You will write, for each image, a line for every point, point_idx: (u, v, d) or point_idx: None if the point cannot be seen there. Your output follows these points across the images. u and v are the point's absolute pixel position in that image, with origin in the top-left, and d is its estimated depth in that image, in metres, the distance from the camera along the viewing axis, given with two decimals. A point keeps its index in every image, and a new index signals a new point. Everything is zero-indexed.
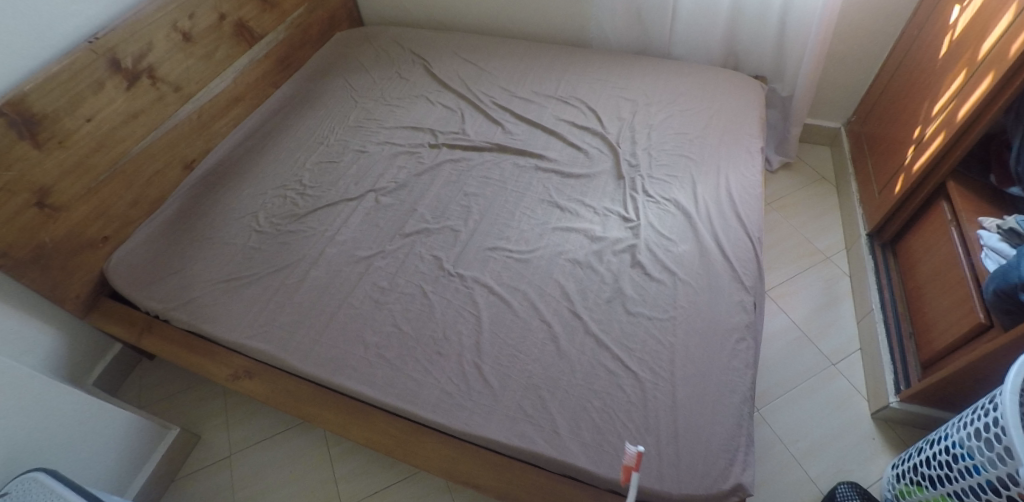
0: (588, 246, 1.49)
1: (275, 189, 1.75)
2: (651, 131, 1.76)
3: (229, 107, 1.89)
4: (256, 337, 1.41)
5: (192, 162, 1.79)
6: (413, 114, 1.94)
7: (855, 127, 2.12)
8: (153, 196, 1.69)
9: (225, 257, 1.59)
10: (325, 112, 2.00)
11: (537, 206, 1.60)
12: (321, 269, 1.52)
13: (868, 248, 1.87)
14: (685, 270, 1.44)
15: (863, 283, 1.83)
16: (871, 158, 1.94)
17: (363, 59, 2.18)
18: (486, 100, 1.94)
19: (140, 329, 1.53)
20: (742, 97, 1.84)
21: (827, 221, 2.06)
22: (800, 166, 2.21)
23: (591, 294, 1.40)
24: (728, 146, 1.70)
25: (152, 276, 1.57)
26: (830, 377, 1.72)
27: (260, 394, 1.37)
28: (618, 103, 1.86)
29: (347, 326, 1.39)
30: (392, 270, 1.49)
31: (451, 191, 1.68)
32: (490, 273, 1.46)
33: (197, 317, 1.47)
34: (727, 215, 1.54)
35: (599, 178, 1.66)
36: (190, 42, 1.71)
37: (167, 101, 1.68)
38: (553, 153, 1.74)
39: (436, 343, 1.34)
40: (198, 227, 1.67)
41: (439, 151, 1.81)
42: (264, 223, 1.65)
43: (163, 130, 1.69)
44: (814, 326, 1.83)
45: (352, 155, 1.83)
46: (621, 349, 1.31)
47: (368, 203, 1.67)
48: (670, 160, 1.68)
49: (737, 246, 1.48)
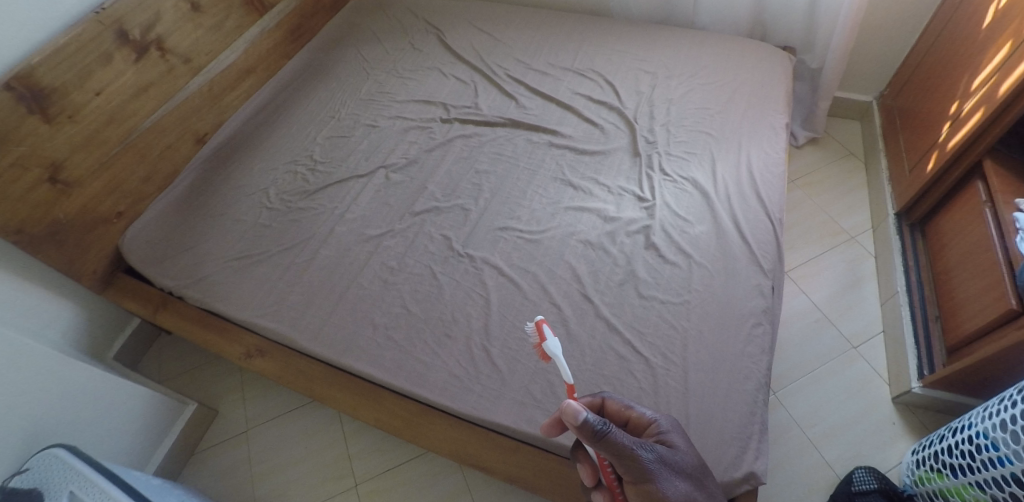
0: (601, 226, 1.45)
1: (285, 165, 1.74)
2: (671, 105, 1.70)
3: (240, 79, 1.86)
4: (266, 316, 1.41)
5: (204, 136, 1.78)
6: (425, 87, 1.90)
7: (887, 100, 2.02)
8: (166, 172, 1.69)
9: (236, 234, 1.59)
10: (336, 84, 1.96)
11: (550, 184, 1.56)
12: (331, 247, 1.51)
13: (896, 228, 1.80)
14: (700, 252, 1.39)
15: (889, 266, 1.76)
16: (904, 133, 1.85)
17: (375, 29, 2.12)
18: (500, 73, 1.88)
19: (155, 305, 1.54)
20: (768, 69, 1.76)
21: (854, 199, 1.98)
22: (827, 142, 2.12)
23: (602, 276, 1.36)
24: (751, 121, 1.63)
25: (165, 252, 1.58)
26: (849, 362, 1.68)
27: (273, 373, 1.39)
28: (637, 75, 1.80)
29: (356, 306, 1.39)
30: (401, 250, 1.47)
31: (462, 168, 1.64)
32: (501, 254, 1.43)
33: (208, 295, 1.48)
34: (746, 195, 1.48)
35: (615, 155, 1.60)
36: (198, 12, 1.68)
37: (177, 73, 1.66)
38: (568, 129, 1.69)
39: (445, 325, 1.32)
40: (210, 204, 1.66)
41: (451, 126, 1.77)
42: (274, 200, 1.65)
43: (174, 104, 1.67)
44: (835, 309, 1.77)
45: (363, 129, 1.80)
46: (633, 333, 1.28)
47: (378, 180, 1.65)
48: (689, 137, 1.62)
49: (756, 227, 1.42)
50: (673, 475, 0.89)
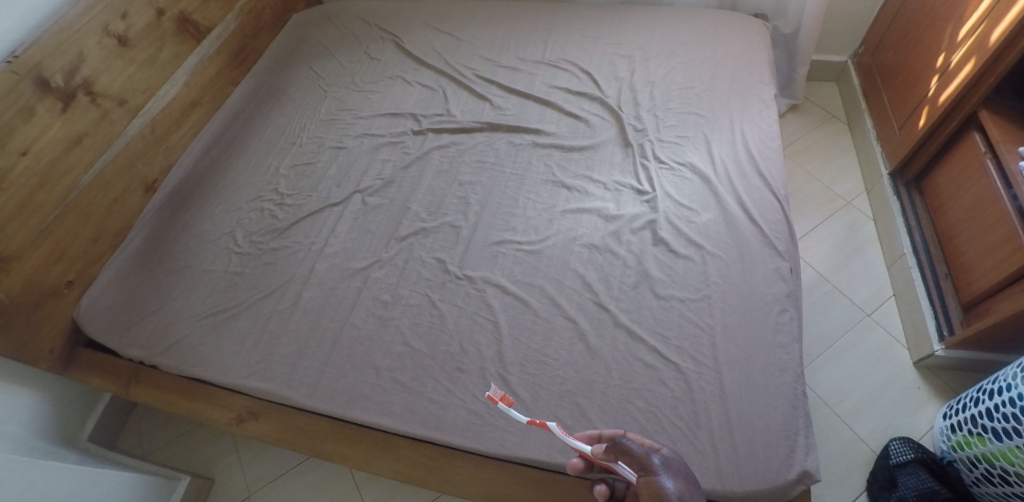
0: (603, 227, 1.35)
1: (250, 202, 1.60)
2: (654, 88, 1.62)
3: (186, 115, 1.70)
4: (255, 375, 1.29)
5: (154, 183, 1.62)
6: (390, 98, 1.77)
7: (863, 59, 1.99)
8: (117, 227, 1.53)
9: (207, 287, 1.45)
10: (294, 107, 1.82)
11: (541, 187, 1.46)
12: (315, 288, 1.39)
13: (892, 188, 1.75)
14: (711, 241, 1.31)
15: (891, 227, 1.72)
16: (889, 91, 1.81)
17: (327, 41, 1.98)
18: (468, 74, 1.77)
19: (125, 380, 1.40)
20: (746, 41, 1.70)
21: (843, 163, 1.95)
22: (808, 108, 2.10)
23: (614, 281, 1.27)
24: (740, 96, 1.57)
25: (129, 319, 1.43)
26: (865, 330, 1.63)
27: (270, 436, 1.26)
28: (613, 61, 1.71)
29: (353, 351, 1.27)
30: (393, 280, 1.36)
31: (444, 182, 1.53)
32: (501, 270, 1.32)
33: (186, 360, 1.35)
34: (748, 174, 1.40)
35: (604, 148, 1.51)
36: (127, 46, 1.51)
37: (114, 117, 1.50)
38: (551, 126, 1.59)
39: (454, 358, 1.22)
40: (172, 258, 1.52)
41: (425, 137, 1.65)
42: (243, 243, 1.51)
43: (114, 151, 1.50)
44: (843, 278, 1.72)
45: (329, 152, 1.67)
46: (658, 339, 1.18)
47: (355, 206, 1.52)
48: (678, 120, 1.54)
49: (764, 207, 1.35)
50: (676, 477, 0.83)
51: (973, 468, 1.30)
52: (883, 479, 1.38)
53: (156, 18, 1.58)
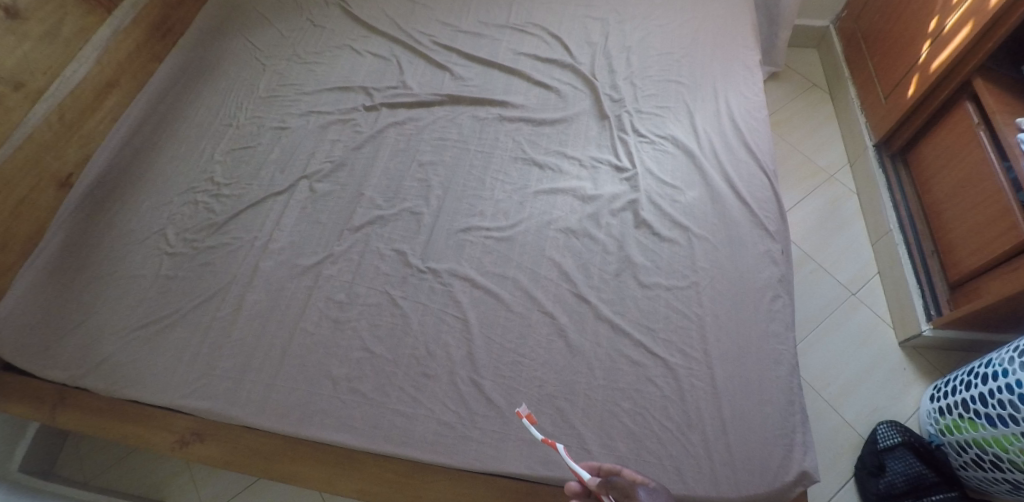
0: (580, 209, 1.23)
1: (181, 195, 1.43)
2: (630, 54, 1.49)
3: (103, 97, 1.50)
4: (194, 395, 1.16)
5: (69, 177, 1.42)
6: (339, 70, 1.59)
7: (846, 24, 1.92)
8: (28, 230, 1.34)
9: (137, 295, 1.29)
10: (231, 84, 1.63)
11: (510, 165, 1.33)
12: (260, 290, 1.24)
13: (877, 160, 1.68)
14: (697, 222, 1.20)
15: (875, 199, 1.65)
16: (875, 58, 1.73)
17: (265, 7, 1.78)
18: (425, 41, 1.60)
19: (49, 404, 1.23)
20: (725, 2, 1.58)
21: (825, 134, 1.87)
22: (788, 75, 2.01)
23: (594, 269, 1.15)
24: (722, 61, 1.46)
25: (49, 336, 1.27)
26: (852, 308, 1.55)
27: (218, 458, 1.13)
28: (584, 24, 1.57)
29: (305, 361, 1.14)
30: (348, 277, 1.22)
31: (402, 163, 1.38)
32: (469, 261, 1.19)
33: (114, 379, 1.20)
34: (733, 148, 1.30)
35: (579, 121, 1.38)
36: (16, 19, 1.31)
37: (8, 104, 1.30)
38: (519, 97, 1.45)
39: (420, 363, 1.09)
40: (95, 263, 1.35)
41: (379, 113, 1.48)
42: (176, 243, 1.35)
43: (14, 143, 1.30)
44: (827, 255, 1.64)
45: (271, 134, 1.50)
46: (644, 333, 1.07)
47: (302, 194, 1.36)
48: (658, 89, 1.42)
49: (752, 184, 1.25)
50: None
51: (961, 453, 1.25)
52: (872, 465, 1.32)
53: None
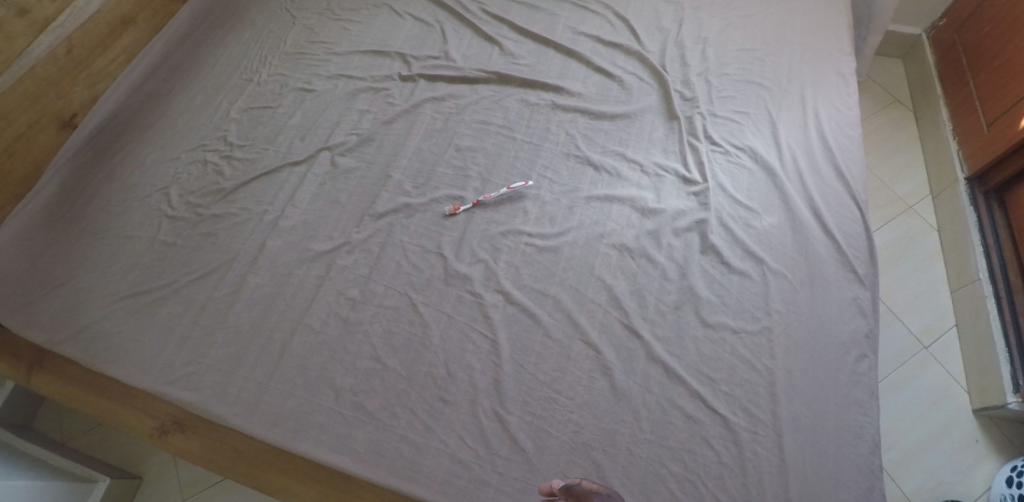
0: (638, 223, 1.06)
1: (190, 152, 1.28)
2: (706, 47, 1.30)
3: (116, 34, 1.35)
4: (179, 384, 1.01)
5: (73, 118, 1.27)
6: (376, 31, 1.42)
7: (943, 34, 1.71)
8: (21, 172, 1.19)
9: (129, 259, 1.15)
10: (256, 34, 1.48)
11: (560, 163, 1.15)
12: (264, 273, 1.09)
13: (968, 197, 1.49)
14: (775, 255, 1.03)
15: (961, 242, 1.46)
16: (979, 79, 1.52)
17: None
18: (473, 8, 1.42)
19: (25, 364, 1.11)
20: None
21: (905, 158, 1.67)
22: (869, 88, 1.81)
23: (649, 299, 0.99)
24: (813, 65, 1.26)
25: (28, 291, 1.13)
26: (921, 364, 1.39)
27: (198, 457, 0.99)
28: (656, 7, 1.38)
29: (306, 363, 0.99)
30: (364, 272, 1.07)
31: (437, 145, 1.21)
32: (505, 270, 1.04)
33: (92, 353, 1.06)
34: (820, 169, 1.12)
35: (643, 119, 1.20)
36: None
37: (11, 31, 1.16)
38: (575, 84, 1.27)
39: (437, 384, 0.95)
40: (90, 216, 1.22)
41: (416, 84, 1.31)
42: (178, 205, 1.20)
43: (13, 76, 1.16)
44: (899, 298, 1.47)
45: (294, 95, 1.34)
46: (703, 383, 0.92)
47: (322, 167, 1.21)
48: (736, 90, 1.23)
49: (840, 215, 1.07)
50: None
51: None
52: None
53: None
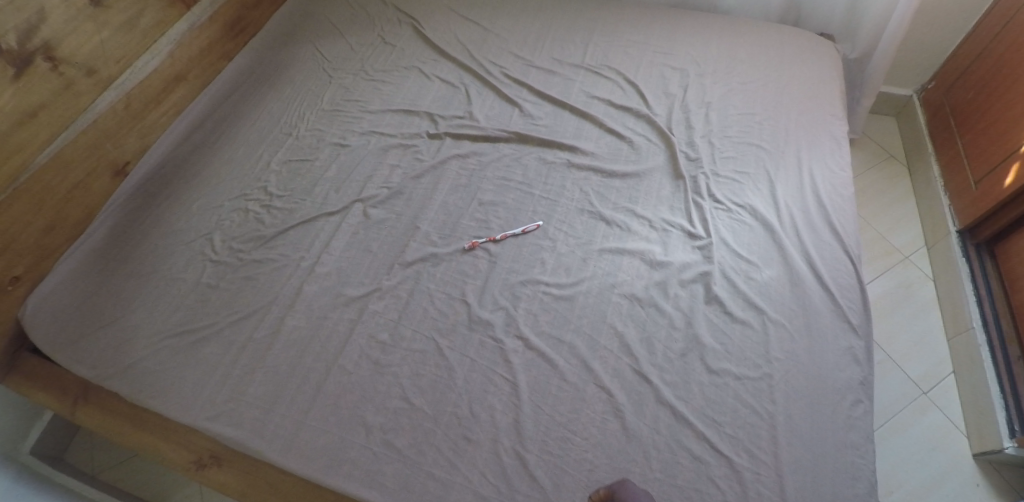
0: (647, 275, 1.15)
1: (233, 200, 1.39)
2: (709, 110, 1.41)
3: (169, 89, 1.49)
4: (219, 420, 1.08)
5: (125, 166, 1.40)
6: (405, 92, 1.55)
7: (932, 95, 1.82)
8: (76, 216, 1.31)
9: (174, 299, 1.24)
10: (294, 91, 1.61)
11: (575, 217, 1.25)
12: (301, 315, 1.18)
13: (960, 249, 1.57)
14: (774, 305, 1.11)
15: (956, 293, 1.54)
16: (966, 139, 1.62)
17: (337, 18, 1.78)
18: (495, 72, 1.56)
19: (72, 398, 1.20)
20: (815, 64, 1.50)
21: (900, 211, 1.77)
22: (865, 143, 1.92)
23: (658, 345, 1.07)
24: (807, 127, 1.37)
25: (80, 330, 1.23)
26: (921, 410, 1.45)
27: (233, 489, 1.06)
28: (663, 73, 1.50)
29: (339, 402, 1.07)
30: (393, 317, 1.15)
31: (462, 199, 1.31)
32: (524, 317, 1.12)
33: (139, 389, 1.14)
34: (816, 226, 1.20)
35: (651, 178, 1.30)
36: (99, 7, 1.29)
37: (79, 89, 1.28)
38: (589, 144, 1.38)
39: (462, 424, 1.02)
40: (138, 260, 1.32)
41: (442, 142, 1.43)
42: (221, 250, 1.30)
43: (77, 128, 1.29)
44: (898, 346, 1.54)
45: (330, 150, 1.45)
46: (708, 425, 0.99)
47: (355, 218, 1.31)
48: (738, 151, 1.33)
49: (835, 269, 1.15)
50: None
51: None
52: None
53: None
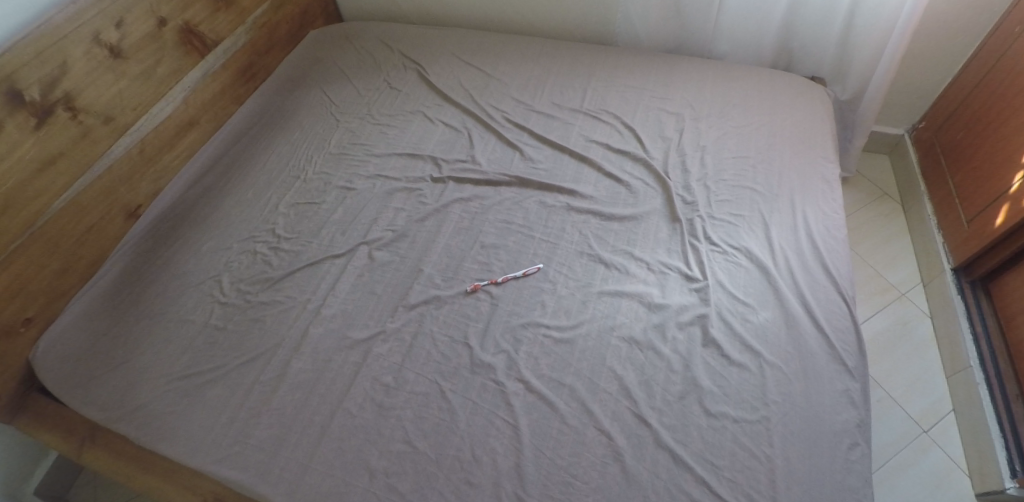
0: (645, 317, 1.18)
1: (241, 242, 1.43)
2: (705, 154, 1.46)
3: (182, 134, 1.54)
4: (225, 463, 1.09)
5: (137, 209, 1.45)
6: (410, 136, 1.60)
7: (923, 134, 1.87)
8: (88, 259, 1.35)
9: (182, 341, 1.27)
10: (302, 134, 1.66)
11: (575, 260, 1.28)
12: (307, 358, 1.20)
13: (955, 285, 1.59)
14: (771, 348, 1.13)
15: (953, 330, 1.55)
16: (957, 179, 1.66)
17: (345, 64, 1.85)
18: (497, 117, 1.61)
19: (78, 439, 1.22)
20: (807, 108, 1.55)
21: (895, 248, 1.80)
22: (859, 181, 1.96)
23: (657, 388, 1.09)
24: (800, 170, 1.41)
25: (89, 371, 1.24)
26: (922, 448, 1.45)
27: None
28: (660, 118, 1.55)
29: (343, 445, 1.08)
30: (397, 360, 1.18)
31: (464, 242, 1.35)
32: (526, 360, 1.14)
33: (145, 431, 1.15)
34: (811, 268, 1.23)
35: (649, 221, 1.34)
36: (119, 58, 1.35)
37: (97, 136, 1.33)
38: (588, 187, 1.42)
39: (463, 467, 1.03)
40: (147, 301, 1.34)
41: (445, 185, 1.47)
42: (229, 292, 1.33)
43: (94, 174, 1.33)
44: (897, 384, 1.55)
45: (336, 193, 1.50)
46: (707, 469, 1.01)
47: (360, 261, 1.34)
48: (733, 194, 1.37)
49: (830, 311, 1.17)
50: None
51: None
52: None
53: (156, 27, 1.42)
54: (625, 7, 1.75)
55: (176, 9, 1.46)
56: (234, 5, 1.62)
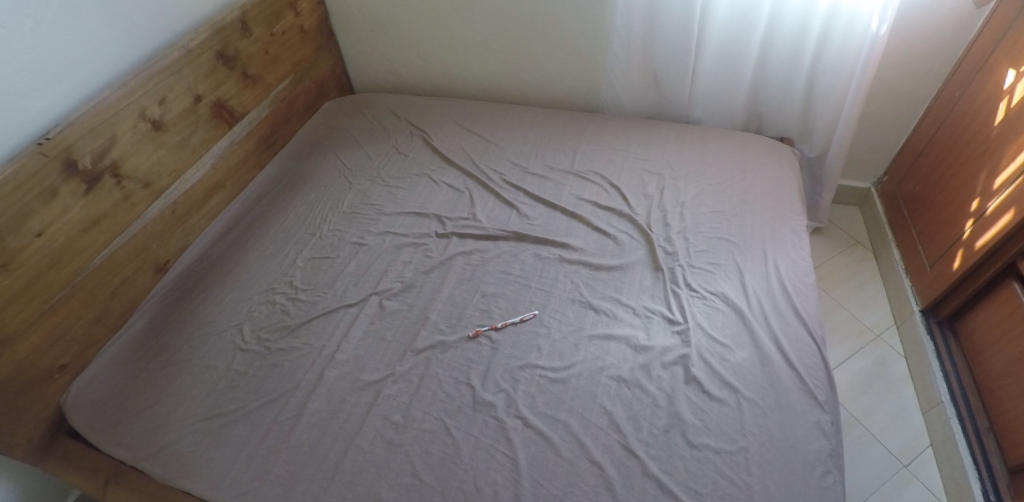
0: (632, 358, 1.29)
1: (261, 293, 1.55)
2: (684, 209, 1.60)
3: (208, 196, 1.70)
4: (245, 497, 1.18)
5: (166, 263, 1.59)
6: (416, 196, 1.76)
7: (887, 188, 2.03)
8: (120, 309, 1.47)
9: (206, 384, 1.37)
10: (317, 195, 1.82)
11: (567, 307, 1.41)
12: (322, 399, 1.30)
13: (924, 326, 1.71)
14: (746, 384, 1.24)
15: (925, 368, 1.66)
16: (918, 226, 1.80)
17: (357, 131, 2.03)
18: (495, 178, 1.77)
19: (103, 479, 1.29)
20: (775, 167, 1.71)
21: (868, 293, 1.93)
22: (832, 231, 2.11)
23: (644, 422, 1.19)
24: (771, 223, 1.55)
25: (118, 414, 1.34)
26: (903, 482, 1.53)
27: None
28: (643, 177, 1.71)
29: (356, 479, 1.17)
30: (405, 399, 1.28)
31: (466, 291, 1.47)
32: (524, 398, 1.25)
33: (171, 469, 1.24)
34: (782, 311, 1.35)
35: (634, 270, 1.47)
36: (159, 130, 1.52)
37: (135, 199, 1.48)
38: (578, 240, 1.56)
39: (467, 498, 1.12)
40: (173, 348, 1.44)
41: (449, 240, 1.61)
42: (250, 339, 1.45)
43: (130, 233, 1.47)
44: (876, 421, 1.64)
45: (349, 248, 1.63)
46: (691, 496, 1.09)
47: (371, 309, 1.47)
48: (710, 245, 1.51)
49: (800, 350, 1.29)
50: None
51: None
52: None
53: (193, 103, 1.59)
54: (609, 79, 1.95)
55: (211, 86, 1.64)
56: (260, 82, 1.81)
